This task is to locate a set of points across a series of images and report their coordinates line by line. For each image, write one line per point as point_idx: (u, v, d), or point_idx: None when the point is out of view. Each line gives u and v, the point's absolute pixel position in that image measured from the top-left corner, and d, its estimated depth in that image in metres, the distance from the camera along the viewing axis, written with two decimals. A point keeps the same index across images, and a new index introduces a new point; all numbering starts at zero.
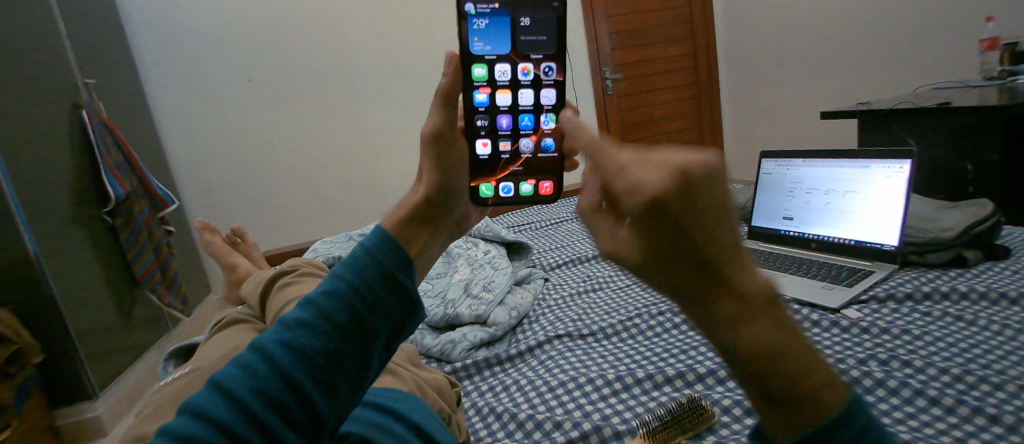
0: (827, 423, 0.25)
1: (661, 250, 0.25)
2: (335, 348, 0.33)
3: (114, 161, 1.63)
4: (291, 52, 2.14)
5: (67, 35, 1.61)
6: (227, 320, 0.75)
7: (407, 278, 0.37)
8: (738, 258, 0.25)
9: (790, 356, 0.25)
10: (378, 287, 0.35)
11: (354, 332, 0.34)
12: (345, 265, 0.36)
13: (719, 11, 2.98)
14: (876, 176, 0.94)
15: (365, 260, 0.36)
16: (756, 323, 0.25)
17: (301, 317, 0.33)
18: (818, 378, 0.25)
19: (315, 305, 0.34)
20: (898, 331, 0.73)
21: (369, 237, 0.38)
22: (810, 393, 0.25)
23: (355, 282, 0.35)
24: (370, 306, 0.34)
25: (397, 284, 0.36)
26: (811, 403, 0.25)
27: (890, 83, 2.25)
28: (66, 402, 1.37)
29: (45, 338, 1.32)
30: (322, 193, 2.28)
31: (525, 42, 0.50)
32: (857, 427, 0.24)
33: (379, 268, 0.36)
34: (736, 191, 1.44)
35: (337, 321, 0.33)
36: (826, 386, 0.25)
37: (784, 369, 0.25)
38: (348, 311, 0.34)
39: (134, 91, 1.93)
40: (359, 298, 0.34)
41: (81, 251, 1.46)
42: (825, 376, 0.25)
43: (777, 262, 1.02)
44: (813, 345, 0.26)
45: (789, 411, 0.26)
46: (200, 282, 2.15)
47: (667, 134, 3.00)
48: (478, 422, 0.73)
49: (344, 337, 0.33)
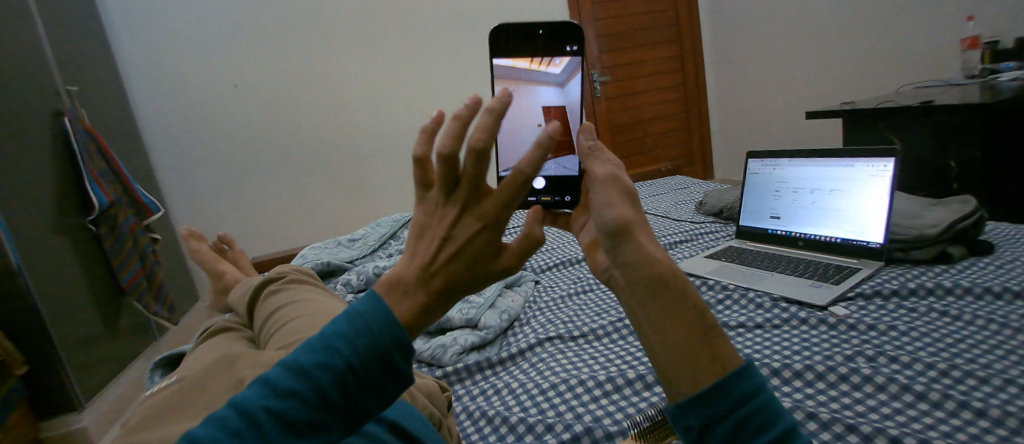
0: (710, 387, 0.36)
1: (621, 236, 0.42)
2: (320, 421, 0.34)
3: (97, 169, 1.60)
4: (279, 57, 2.13)
5: (48, 41, 1.58)
6: (213, 329, 0.74)
7: (401, 354, 0.36)
8: (668, 261, 0.41)
9: (691, 328, 0.38)
10: (368, 365, 0.35)
11: (339, 408, 0.35)
12: (346, 325, 0.36)
13: (705, 14, 3.02)
14: (861, 175, 0.95)
15: (365, 331, 0.35)
16: (672, 300, 0.39)
17: (290, 384, 0.34)
18: (718, 356, 0.37)
19: (307, 375, 0.34)
20: (885, 327, 0.74)
21: (373, 309, 0.36)
22: (710, 364, 0.37)
23: (350, 357, 0.35)
24: (360, 382, 0.35)
25: (391, 362, 0.36)
26: (707, 372, 0.37)
27: (873, 83, 2.27)
28: (51, 414, 1.35)
29: (28, 351, 1.30)
30: (313, 198, 2.27)
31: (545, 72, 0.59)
32: (740, 400, 0.36)
33: (393, 306, 0.37)
34: (722, 191, 1.45)
35: (325, 396, 0.34)
36: (725, 364, 0.37)
37: (686, 334, 0.37)
38: (339, 386, 0.34)
39: (117, 97, 1.91)
40: (348, 375, 0.34)
41: (65, 260, 1.44)
42: (727, 360, 0.37)
43: (765, 260, 1.02)
44: (725, 341, 0.38)
45: (692, 378, 0.37)
46: (189, 290, 2.13)
47: (656, 135, 3.01)
48: (470, 427, 0.72)
49: (331, 411, 0.34)
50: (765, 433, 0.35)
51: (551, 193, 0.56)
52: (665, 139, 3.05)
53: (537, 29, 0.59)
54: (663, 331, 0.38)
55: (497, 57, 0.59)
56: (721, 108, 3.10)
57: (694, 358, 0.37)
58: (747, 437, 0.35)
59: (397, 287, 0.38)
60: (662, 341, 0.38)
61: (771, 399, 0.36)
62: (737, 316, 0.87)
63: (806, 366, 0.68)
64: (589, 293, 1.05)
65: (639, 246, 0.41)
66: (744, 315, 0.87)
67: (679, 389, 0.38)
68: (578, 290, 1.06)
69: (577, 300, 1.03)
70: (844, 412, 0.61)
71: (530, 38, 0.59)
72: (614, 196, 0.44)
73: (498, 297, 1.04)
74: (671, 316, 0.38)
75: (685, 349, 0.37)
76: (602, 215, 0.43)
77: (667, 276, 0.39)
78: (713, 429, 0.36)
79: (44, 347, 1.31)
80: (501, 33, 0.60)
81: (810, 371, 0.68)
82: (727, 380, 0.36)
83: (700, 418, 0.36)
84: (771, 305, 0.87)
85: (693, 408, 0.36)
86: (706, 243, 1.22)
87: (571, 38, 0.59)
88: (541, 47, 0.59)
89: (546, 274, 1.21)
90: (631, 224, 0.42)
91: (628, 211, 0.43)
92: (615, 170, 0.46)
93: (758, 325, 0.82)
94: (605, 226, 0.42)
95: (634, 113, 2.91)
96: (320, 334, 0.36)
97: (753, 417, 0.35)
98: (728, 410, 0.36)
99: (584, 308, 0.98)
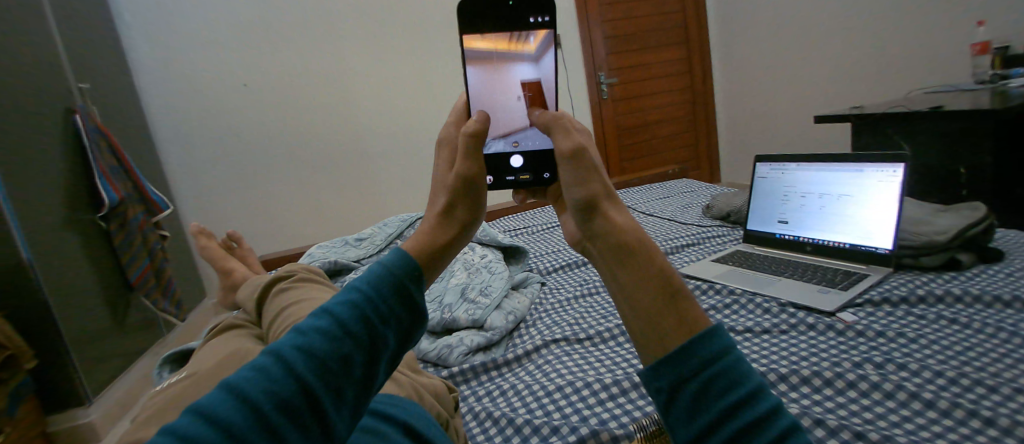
0: (680, 345, 0.36)
1: (592, 211, 0.46)
2: (313, 401, 0.33)
3: (109, 166, 1.62)
4: (286, 57, 2.14)
5: (62, 41, 1.60)
6: (224, 324, 0.75)
7: (386, 351, 0.38)
8: (637, 230, 0.43)
9: (658, 288, 0.39)
10: (357, 361, 0.36)
11: (328, 414, 0.33)
12: (326, 322, 0.36)
13: (713, 17, 3.01)
14: (871, 180, 0.95)
15: (344, 330, 0.36)
16: (639, 264, 0.41)
17: (270, 384, 0.32)
18: (685, 316, 0.38)
19: (299, 353, 0.34)
20: (893, 334, 0.74)
21: (350, 305, 0.37)
22: (678, 322, 0.37)
23: (331, 345, 0.35)
24: (342, 374, 0.35)
25: (371, 360, 0.37)
26: (677, 330, 0.37)
27: (882, 89, 2.26)
28: (58, 408, 1.36)
29: (40, 344, 1.32)
30: (321, 196, 2.28)
31: (527, 37, 0.59)
32: (709, 360, 0.35)
33: (372, 316, 0.37)
34: (729, 194, 1.45)
35: (315, 377, 0.33)
36: (692, 322, 0.37)
37: (652, 294, 0.39)
38: (327, 372, 0.34)
39: (128, 95, 1.93)
40: (340, 373, 0.34)
41: (75, 256, 1.46)
42: (694, 319, 0.38)
43: (773, 265, 1.02)
44: (694, 304, 0.39)
45: (663, 340, 0.37)
46: (196, 287, 2.14)
47: (662, 139, 3.01)
48: (475, 427, 0.72)
49: (321, 394, 0.33)
50: (733, 393, 0.34)
51: (529, 171, 0.59)
52: (671, 143, 3.04)
53: (508, 1, 0.57)
54: (634, 294, 0.40)
55: (468, 33, 0.58)
56: (729, 111, 3.09)
57: (662, 321, 0.38)
58: (714, 399, 0.35)
59: (380, 311, 0.38)
60: (633, 306, 0.40)
61: (738, 360, 0.36)
62: (744, 321, 0.86)
63: (813, 371, 0.68)
64: (595, 296, 1.05)
65: (608, 217, 0.45)
66: (751, 319, 0.87)
67: (651, 352, 0.38)
68: (584, 292, 1.06)
69: (584, 302, 1.03)
70: (852, 419, 0.60)
71: (501, 11, 0.58)
72: (586, 170, 0.47)
73: (505, 297, 1.03)
74: (639, 277, 0.40)
75: (653, 311, 0.39)
76: (574, 192, 0.47)
77: (636, 244, 0.42)
78: (682, 391, 0.35)
79: (55, 342, 1.33)
80: (473, 2, 0.57)
81: (817, 377, 0.68)
82: (696, 339, 0.36)
83: (670, 379, 0.36)
84: (779, 310, 0.87)
85: (662, 368, 0.36)
86: (713, 247, 1.21)
87: (541, 9, 0.57)
88: (513, 20, 0.58)
89: (553, 276, 1.21)
90: (603, 202, 0.46)
91: (599, 186, 0.47)
92: (583, 143, 0.49)
93: (765, 330, 0.82)
94: (579, 204, 0.46)
95: (640, 116, 2.91)
96: (294, 331, 0.36)
97: (718, 377, 0.35)
98: (696, 371, 0.35)
99: (590, 311, 0.98)
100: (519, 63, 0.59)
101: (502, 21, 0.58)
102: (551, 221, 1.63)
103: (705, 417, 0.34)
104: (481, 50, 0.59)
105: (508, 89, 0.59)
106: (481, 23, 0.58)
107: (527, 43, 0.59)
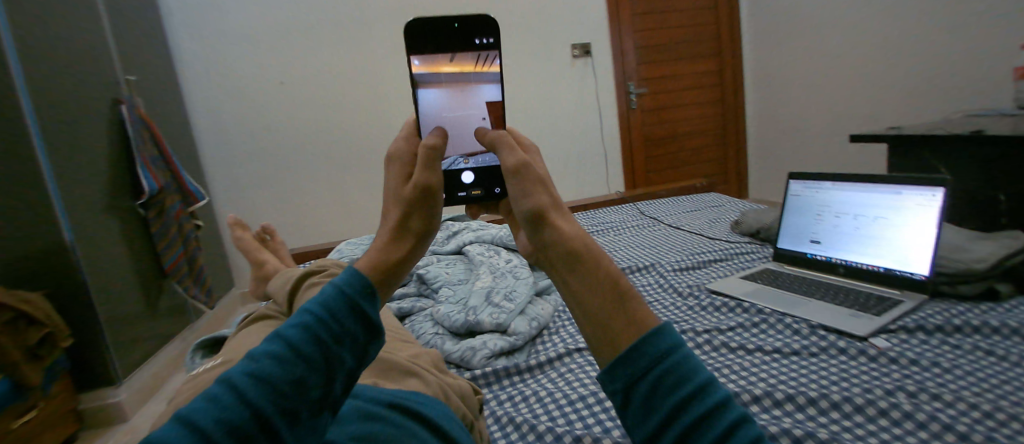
0: (629, 347, 0.36)
1: (539, 220, 0.45)
2: (266, 426, 0.33)
3: (150, 155, 1.68)
4: (322, 56, 2.19)
5: (112, 34, 1.67)
6: (255, 315, 0.77)
7: (341, 370, 0.38)
8: (582, 235, 0.43)
9: (605, 288, 0.39)
10: (311, 384, 0.36)
11: (282, 437, 0.34)
12: (277, 347, 0.36)
13: (747, 31, 2.97)
14: (908, 203, 0.93)
15: (296, 355, 0.35)
16: (587, 267, 0.41)
17: (222, 412, 0.32)
18: (634, 315, 0.38)
19: (250, 381, 0.34)
20: (928, 363, 0.72)
21: (301, 328, 0.37)
22: (627, 322, 0.38)
23: (282, 372, 0.35)
24: (295, 399, 0.35)
25: (325, 380, 0.37)
26: (626, 331, 0.37)
27: (921, 110, 2.20)
28: (90, 387, 1.41)
29: (77, 324, 1.37)
30: (349, 193, 2.32)
31: (473, 57, 0.61)
32: (659, 360, 0.35)
33: (325, 338, 0.37)
34: (759, 211, 1.42)
35: (267, 405, 0.34)
36: (640, 321, 0.38)
37: (601, 295, 0.39)
38: (279, 398, 0.34)
39: (172, 87, 2.00)
40: (292, 399, 0.35)
41: (114, 241, 1.51)
42: (643, 317, 0.38)
43: (803, 286, 1.00)
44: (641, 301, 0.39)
45: (613, 342, 0.38)
46: (226, 277, 2.20)
47: (690, 151, 2.98)
48: (496, 432, 0.73)
49: (274, 419, 0.34)
50: (682, 388, 0.35)
51: (480, 186, 0.60)
52: (699, 155, 3.01)
53: (453, 21, 0.59)
54: (583, 300, 0.40)
55: (414, 55, 0.60)
56: (759, 126, 3.04)
57: (610, 322, 0.38)
58: (665, 397, 0.35)
59: (331, 333, 0.37)
60: (584, 312, 0.40)
61: (686, 358, 0.36)
62: (773, 341, 0.85)
63: (844, 397, 0.67)
64: None
65: (556, 225, 0.44)
66: (779, 339, 0.85)
67: (603, 357, 0.38)
68: None
69: None
70: None
71: (447, 33, 0.60)
72: (529, 181, 0.47)
73: (529, 303, 1.03)
74: (588, 281, 0.40)
75: (602, 313, 0.39)
76: (520, 203, 0.46)
77: (581, 248, 0.42)
78: (634, 392, 0.36)
79: (90, 322, 1.37)
80: (419, 23, 0.59)
81: (847, 402, 0.66)
82: (645, 340, 0.36)
83: (623, 381, 0.36)
84: (809, 332, 0.85)
85: (616, 371, 0.36)
86: (741, 264, 1.20)
87: (485, 31, 0.60)
88: (459, 41, 0.60)
89: None
90: (548, 209, 0.45)
91: (544, 195, 0.46)
92: (525, 157, 0.49)
93: (794, 352, 0.80)
94: (525, 214, 0.45)
95: (669, 128, 2.89)
96: (248, 356, 0.36)
97: (667, 376, 0.35)
98: (646, 370, 0.35)
99: None
100: (467, 82, 0.61)
101: (448, 43, 0.60)
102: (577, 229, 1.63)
103: (659, 414, 0.35)
104: (429, 72, 0.61)
105: (456, 108, 0.60)
106: (427, 46, 0.60)
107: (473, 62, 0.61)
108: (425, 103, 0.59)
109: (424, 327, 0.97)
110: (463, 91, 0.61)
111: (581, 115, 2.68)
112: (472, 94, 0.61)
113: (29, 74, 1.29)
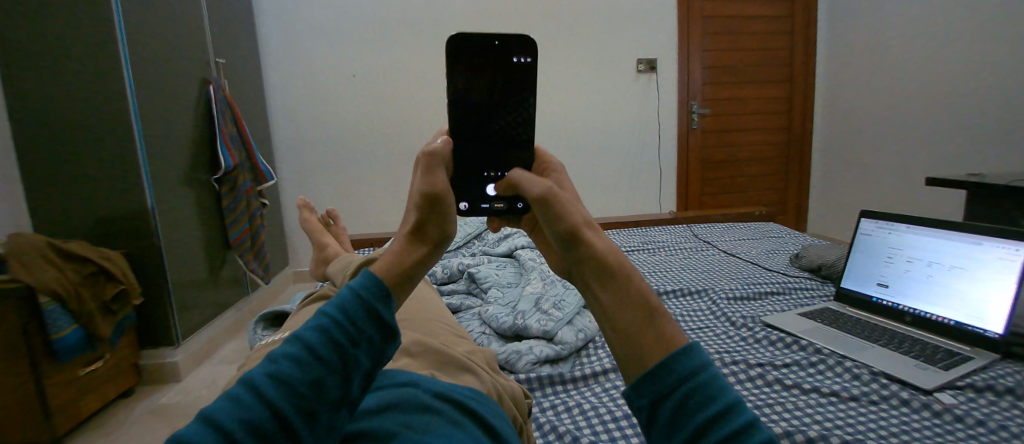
0: (659, 364, 0.40)
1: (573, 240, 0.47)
2: (285, 421, 0.38)
3: (229, 134, 1.79)
4: (394, 53, 2.27)
5: (209, 18, 1.79)
6: (316, 294, 0.81)
7: (358, 369, 0.42)
8: (615, 256, 0.47)
9: (639, 308, 0.44)
10: (328, 383, 0.40)
11: (299, 431, 0.38)
12: (297, 348, 0.40)
13: (822, 59, 2.87)
14: (988, 256, 0.88)
15: (314, 356, 0.40)
16: (621, 287, 0.45)
17: (246, 411, 0.37)
18: (665, 336, 0.42)
19: (271, 381, 0.38)
20: (996, 426, 0.67)
21: (320, 331, 0.41)
22: (658, 342, 0.42)
23: (301, 372, 0.39)
24: (314, 395, 0.39)
25: (343, 379, 0.41)
26: (657, 352, 0.41)
27: (1006, 157, 2.06)
28: (151, 345, 1.51)
29: (149, 283, 1.47)
30: (404, 187, 2.38)
31: (510, 73, 0.64)
32: (685, 379, 0.39)
33: (342, 341, 0.41)
34: (821, 247, 1.37)
35: (284, 402, 0.38)
36: (670, 341, 0.41)
37: (635, 314, 0.43)
38: (297, 395, 0.38)
39: (255, 72, 2.12)
40: (310, 396, 0.39)
41: (188, 211, 1.62)
42: (672, 338, 0.42)
43: (865, 330, 0.96)
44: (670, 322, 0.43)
45: (643, 361, 0.41)
46: (282, 255, 2.30)
47: (749, 178, 2.89)
48: (538, 438, 0.73)
49: (292, 415, 0.38)
50: (706, 409, 0.38)
51: (503, 200, 0.60)
52: (758, 183, 2.92)
53: (494, 39, 0.62)
54: (616, 318, 0.44)
55: (454, 65, 0.63)
56: (826, 158, 2.92)
57: (642, 342, 0.42)
58: (690, 415, 0.38)
59: (348, 334, 0.42)
60: (616, 329, 0.44)
61: (713, 379, 0.39)
62: (831, 383, 0.82)
63: None
64: None
65: (590, 244, 0.47)
66: (837, 383, 0.82)
67: (631, 372, 0.42)
68: None
69: None
70: None
71: (487, 49, 0.62)
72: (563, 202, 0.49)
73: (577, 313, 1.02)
74: (621, 301, 0.44)
75: (634, 332, 0.43)
76: (554, 223, 0.48)
77: (615, 269, 0.46)
78: (660, 407, 0.39)
79: (158, 283, 1.47)
80: (457, 37, 0.62)
81: None
82: (674, 359, 0.40)
83: (650, 397, 0.40)
84: (869, 379, 0.81)
85: (644, 387, 0.40)
86: (799, 300, 1.15)
87: (524, 51, 0.63)
88: (495, 58, 0.63)
89: None
90: (584, 229, 0.47)
91: (578, 215, 0.49)
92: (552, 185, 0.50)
93: (854, 397, 0.77)
94: (561, 233, 0.47)
95: (730, 151, 2.82)
96: (269, 358, 0.40)
97: (693, 395, 0.38)
98: (672, 389, 0.39)
99: None
100: (502, 96, 0.64)
101: (488, 58, 0.63)
102: (629, 245, 1.61)
103: (684, 430, 0.38)
104: (466, 83, 0.63)
105: (488, 120, 0.63)
106: (468, 59, 0.63)
107: (507, 78, 0.64)
108: (460, 114, 0.62)
109: (473, 326, 0.99)
110: (496, 105, 0.64)
111: (640, 130, 2.66)
112: (504, 109, 0.64)
113: (134, 48, 1.40)
